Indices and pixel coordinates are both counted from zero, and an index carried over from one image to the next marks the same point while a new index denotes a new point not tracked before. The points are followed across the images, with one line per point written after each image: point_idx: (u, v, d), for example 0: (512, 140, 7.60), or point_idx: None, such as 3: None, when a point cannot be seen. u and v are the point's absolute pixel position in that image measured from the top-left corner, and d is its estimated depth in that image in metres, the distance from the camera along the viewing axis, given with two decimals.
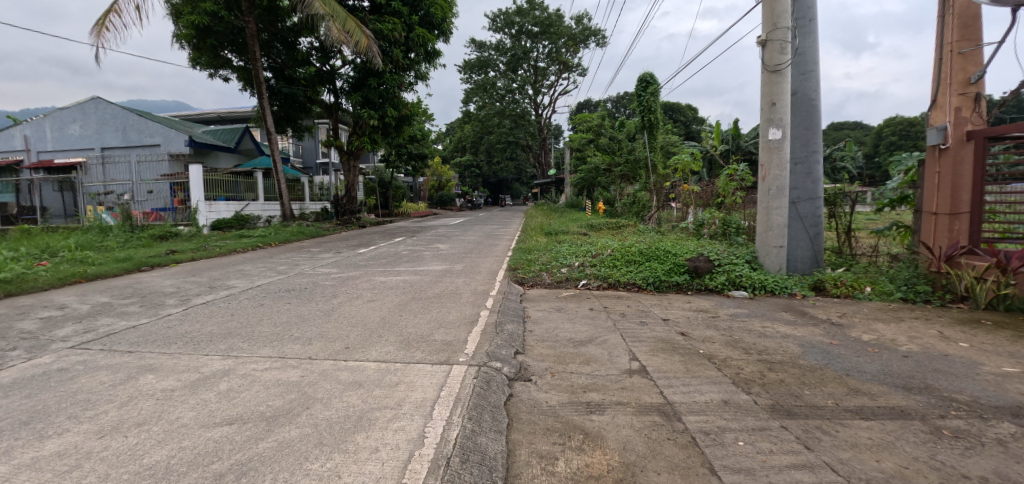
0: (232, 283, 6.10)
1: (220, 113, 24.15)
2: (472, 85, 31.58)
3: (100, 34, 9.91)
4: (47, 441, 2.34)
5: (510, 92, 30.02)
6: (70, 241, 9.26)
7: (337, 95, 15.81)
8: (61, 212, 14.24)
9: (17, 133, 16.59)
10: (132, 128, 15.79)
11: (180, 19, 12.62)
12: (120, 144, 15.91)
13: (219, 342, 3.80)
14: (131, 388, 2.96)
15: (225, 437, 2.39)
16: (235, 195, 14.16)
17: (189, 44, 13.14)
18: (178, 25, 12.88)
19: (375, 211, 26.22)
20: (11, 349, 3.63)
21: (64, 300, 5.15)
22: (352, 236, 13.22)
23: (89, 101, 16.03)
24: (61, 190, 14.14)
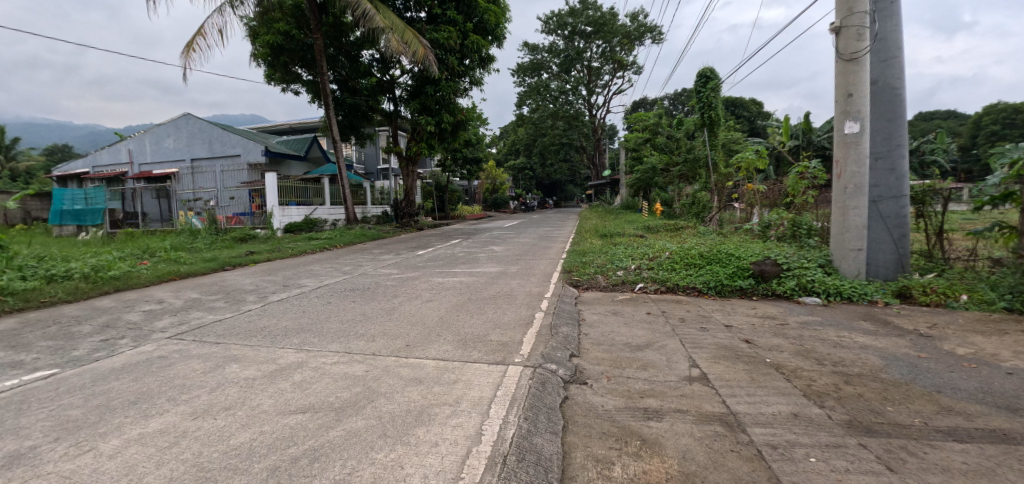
0: (303, 282, 6.55)
1: (291, 124, 25.98)
2: (526, 89, 31.90)
3: (190, 55, 10.83)
4: (151, 419, 2.67)
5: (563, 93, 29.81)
6: (166, 243, 10.36)
7: (396, 104, 16.53)
8: (158, 217, 15.93)
9: (123, 147, 18.79)
10: (216, 141, 17.39)
11: (257, 39, 13.75)
12: (206, 155, 17.57)
13: (292, 336, 4.10)
14: (219, 376, 3.26)
15: (301, 426, 2.59)
16: (304, 200, 15.20)
17: (265, 62, 14.28)
18: (256, 45, 14.06)
19: (432, 214, 27.09)
20: (120, 337, 4.13)
21: (162, 295, 5.78)
22: (411, 238, 13.72)
23: (180, 117, 17.86)
24: (158, 197, 15.80)
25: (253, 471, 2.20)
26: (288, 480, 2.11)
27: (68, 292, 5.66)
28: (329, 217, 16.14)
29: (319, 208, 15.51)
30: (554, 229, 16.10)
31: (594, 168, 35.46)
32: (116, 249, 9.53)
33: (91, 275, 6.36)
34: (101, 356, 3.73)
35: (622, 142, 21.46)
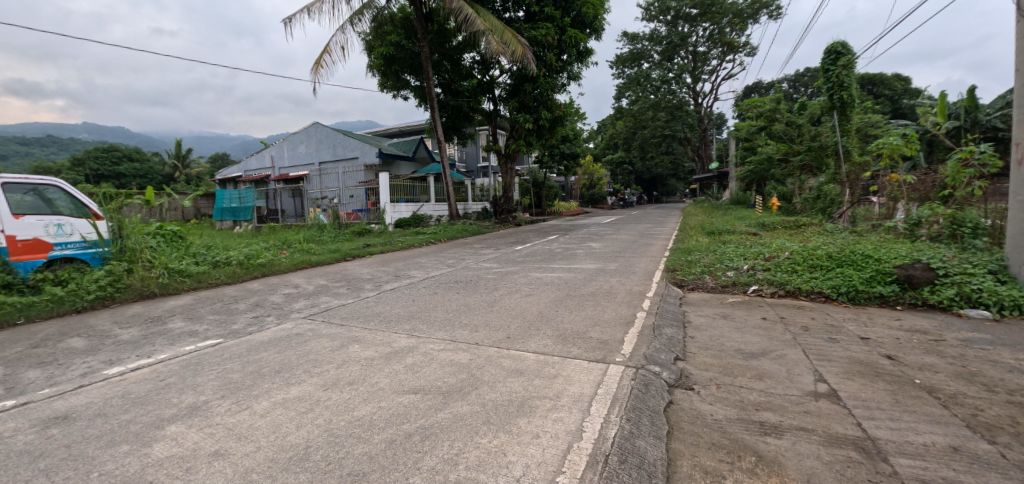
0: (412, 273, 7.11)
1: (400, 127, 28.19)
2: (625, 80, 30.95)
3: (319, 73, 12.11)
4: (292, 387, 3.11)
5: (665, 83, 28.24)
6: (300, 236, 11.94)
7: (495, 103, 17.13)
8: (293, 214, 18.49)
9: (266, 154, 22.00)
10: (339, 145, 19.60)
11: (373, 52, 15.10)
12: (330, 158, 19.86)
13: (404, 322, 4.48)
14: (344, 354, 3.69)
15: (414, 405, 2.82)
16: (412, 197, 16.43)
17: (379, 71, 15.63)
18: (372, 57, 15.46)
19: (529, 210, 27.68)
20: (268, 315, 4.88)
21: (299, 281, 6.69)
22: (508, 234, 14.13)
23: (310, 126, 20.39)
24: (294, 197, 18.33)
25: (373, 442, 2.46)
26: (403, 453, 2.32)
27: (229, 276, 6.79)
28: (434, 213, 17.27)
29: (425, 205, 16.67)
30: (653, 226, 15.39)
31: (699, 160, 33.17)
32: (263, 241, 11.23)
33: (245, 261, 7.56)
34: (255, 329, 4.45)
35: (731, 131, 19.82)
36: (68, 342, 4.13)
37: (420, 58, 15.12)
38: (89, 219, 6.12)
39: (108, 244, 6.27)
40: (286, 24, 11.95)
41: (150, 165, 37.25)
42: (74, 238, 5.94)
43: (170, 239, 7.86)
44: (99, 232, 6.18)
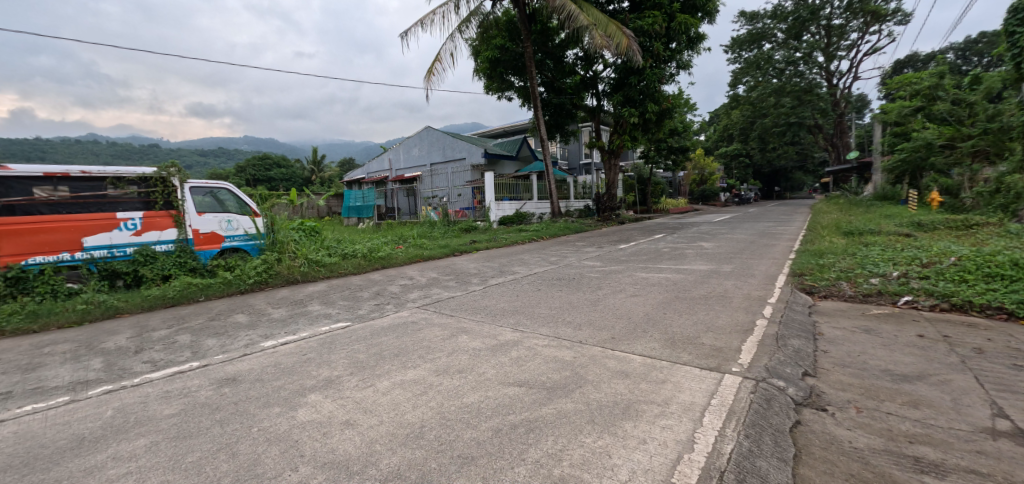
0: (516, 269, 7.35)
1: (504, 127, 29.13)
2: (742, 65, 28.31)
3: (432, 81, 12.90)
4: (409, 370, 3.43)
5: (791, 64, 25.21)
6: (415, 232, 13.02)
7: (598, 99, 16.78)
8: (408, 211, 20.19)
9: (386, 157, 24.32)
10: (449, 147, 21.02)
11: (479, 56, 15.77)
12: (440, 159, 21.30)
13: (509, 316, 4.67)
14: (454, 343, 3.95)
15: (519, 398, 2.92)
16: (515, 195, 16.85)
17: (485, 74, 16.27)
18: (478, 61, 16.16)
19: (633, 207, 26.77)
20: (388, 303, 5.43)
21: (414, 273, 7.31)
22: (611, 232, 13.83)
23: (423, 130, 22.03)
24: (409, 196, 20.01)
25: (480, 429, 2.61)
26: (509, 443, 2.42)
27: (356, 267, 7.65)
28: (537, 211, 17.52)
29: (528, 203, 17.01)
30: (775, 224, 13.89)
31: (833, 148, 29.11)
32: (383, 236, 12.46)
33: (368, 254, 8.40)
34: (377, 315, 4.98)
35: (878, 115, 17.01)
36: (236, 318, 5.03)
37: (524, 59, 15.45)
38: (249, 216, 7.29)
39: (264, 237, 7.40)
40: (403, 37, 13.04)
41: (293, 171, 43.73)
42: (239, 232, 7.18)
43: (310, 234, 9.02)
44: (257, 227, 7.35)
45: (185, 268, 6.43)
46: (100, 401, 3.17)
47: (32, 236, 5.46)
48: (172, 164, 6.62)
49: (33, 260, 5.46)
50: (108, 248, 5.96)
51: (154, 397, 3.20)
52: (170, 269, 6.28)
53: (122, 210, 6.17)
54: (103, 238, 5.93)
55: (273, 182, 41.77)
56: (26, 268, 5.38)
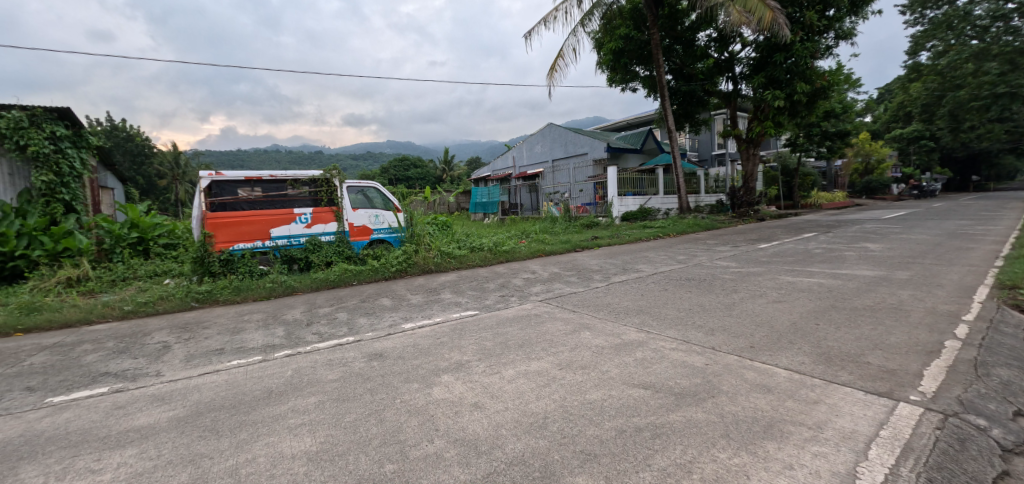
0: (640, 267, 7.09)
1: (627, 120, 28.27)
2: (925, 27, 23.22)
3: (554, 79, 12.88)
4: (532, 361, 3.53)
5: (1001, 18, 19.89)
6: (538, 227, 13.39)
7: (735, 82, 15.22)
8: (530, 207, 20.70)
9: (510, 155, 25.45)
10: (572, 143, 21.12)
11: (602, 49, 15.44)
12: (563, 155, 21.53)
13: (633, 316, 4.53)
14: (576, 339, 3.96)
15: (642, 401, 2.81)
16: (640, 190, 16.11)
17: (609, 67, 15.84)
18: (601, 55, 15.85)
19: (775, 202, 23.74)
20: (512, 295, 5.66)
21: (535, 268, 7.51)
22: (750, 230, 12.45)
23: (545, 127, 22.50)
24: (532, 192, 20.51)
25: (602, 427, 2.57)
26: (633, 446, 2.34)
27: (482, 260, 8.13)
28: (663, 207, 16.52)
29: (653, 198, 16.15)
30: (974, 223, 11.12)
31: None
32: (507, 231, 13.01)
33: (494, 248, 8.84)
34: (501, 306, 5.23)
35: None
36: (381, 301, 5.73)
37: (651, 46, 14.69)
38: (392, 211, 8.23)
39: (405, 230, 8.24)
40: (527, 37, 13.45)
41: (427, 170, 48.18)
42: (384, 226, 8.15)
43: (443, 228, 9.82)
44: (399, 221, 8.24)
45: (343, 256, 7.50)
46: (284, 362, 3.89)
47: (237, 228, 6.88)
48: (334, 167, 7.75)
49: (237, 246, 6.86)
50: (287, 238, 7.24)
51: (320, 363, 3.81)
52: (332, 256, 7.39)
53: (297, 206, 7.42)
54: (284, 229, 7.21)
55: (411, 181, 46.69)
56: (232, 253, 6.80)
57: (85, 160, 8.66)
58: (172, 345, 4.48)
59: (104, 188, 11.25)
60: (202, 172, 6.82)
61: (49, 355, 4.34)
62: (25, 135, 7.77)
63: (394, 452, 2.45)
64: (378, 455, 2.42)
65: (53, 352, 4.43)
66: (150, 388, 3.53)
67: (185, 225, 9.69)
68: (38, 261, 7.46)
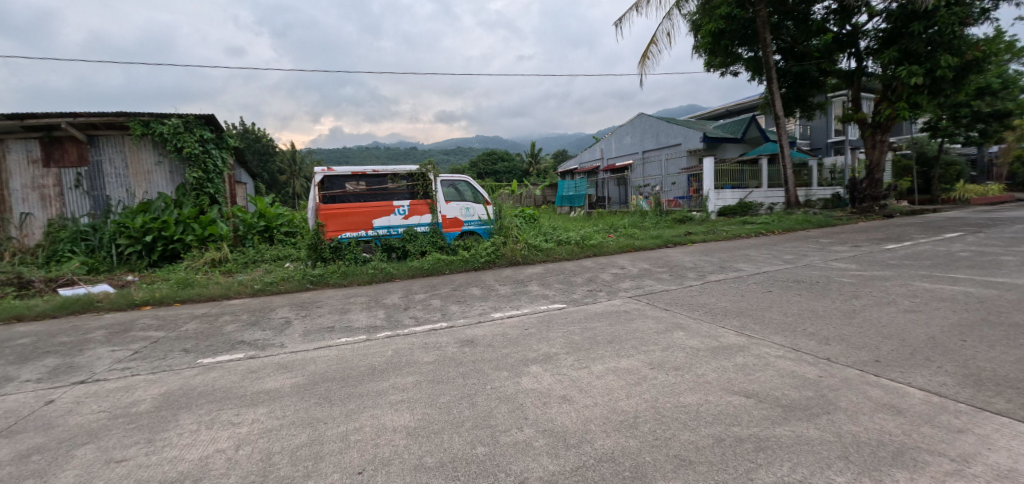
0: (740, 266, 6.55)
1: (727, 108, 26.27)
2: None
3: (645, 67, 12.36)
4: (620, 358, 3.44)
5: None
6: (626, 221, 13.03)
7: (859, 59, 13.42)
8: (619, 201, 19.96)
9: (598, 147, 25.05)
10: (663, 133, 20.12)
11: (699, 32, 14.44)
12: (654, 146, 20.66)
13: (732, 318, 4.21)
14: (669, 339, 3.79)
15: (744, 408, 2.60)
16: (740, 183, 14.82)
17: (706, 51, 14.75)
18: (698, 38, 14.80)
19: (907, 197, 20.53)
20: (600, 290, 5.57)
21: (623, 263, 7.30)
22: (877, 228, 10.88)
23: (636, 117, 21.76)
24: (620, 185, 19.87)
25: (698, 433, 2.42)
26: (734, 456, 2.17)
27: (569, 254, 8.09)
28: (766, 201, 15.04)
29: (754, 192, 14.76)
30: None
31: None
32: (594, 225, 12.82)
33: (581, 241, 8.75)
34: (589, 300, 5.17)
35: None
36: (471, 290, 5.97)
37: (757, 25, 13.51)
38: (483, 204, 8.53)
39: (494, 222, 8.48)
40: (617, 24, 13.03)
41: (514, 164, 48.95)
42: (475, 218, 8.48)
43: (530, 221, 9.94)
44: (489, 213, 8.52)
45: (436, 246, 7.93)
46: (385, 342, 4.22)
47: (346, 219, 7.57)
48: (429, 162, 8.20)
49: (345, 235, 7.56)
50: (388, 228, 7.82)
51: (417, 345, 4.07)
52: (426, 246, 7.84)
53: (396, 198, 7.99)
54: (385, 220, 7.80)
55: (498, 175, 47.81)
56: (341, 241, 7.50)
57: (225, 158, 10.10)
58: (293, 320, 5.09)
59: (239, 183, 13.01)
60: (317, 167, 7.58)
61: (199, 323, 5.17)
62: (182, 138, 9.31)
63: (485, 435, 2.53)
64: (470, 437, 2.52)
65: (202, 321, 5.27)
66: (276, 356, 4.05)
67: (302, 215, 10.86)
68: (191, 244, 8.89)
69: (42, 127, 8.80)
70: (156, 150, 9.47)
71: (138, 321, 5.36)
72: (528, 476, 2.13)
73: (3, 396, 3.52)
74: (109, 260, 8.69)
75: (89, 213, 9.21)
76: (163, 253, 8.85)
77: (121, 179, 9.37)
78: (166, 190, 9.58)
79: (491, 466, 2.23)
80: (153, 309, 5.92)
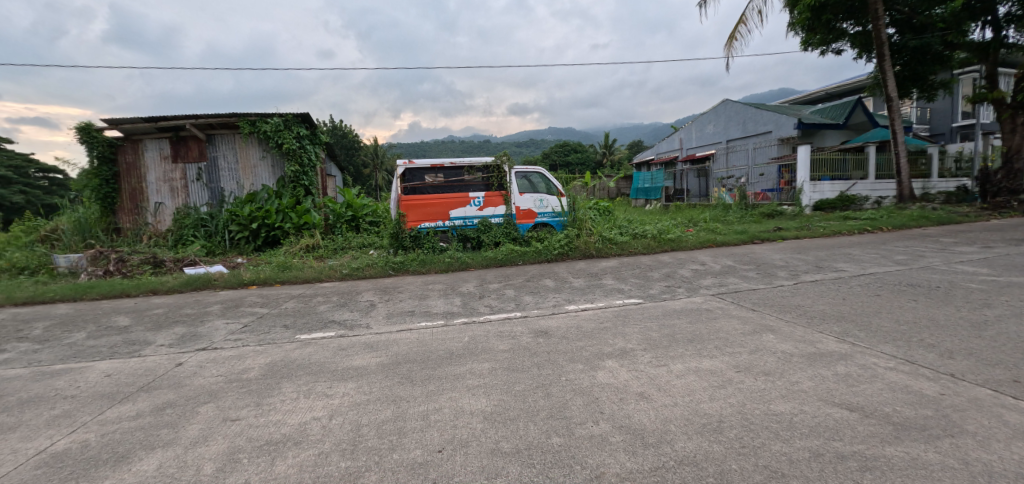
0: (840, 266, 5.92)
1: (828, 90, 23.76)
2: None
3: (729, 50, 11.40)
4: (703, 359, 3.27)
5: None
6: (707, 215, 12.32)
7: (999, 28, 11.47)
8: (698, 193, 18.73)
9: (677, 136, 23.88)
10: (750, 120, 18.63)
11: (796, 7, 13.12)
12: (740, 134, 19.24)
13: (831, 323, 3.83)
14: (757, 341, 3.53)
15: (847, 422, 2.34)
16: (842, 173, 13.33)
17: (804, 28, 13.39)
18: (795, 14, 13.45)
19: None
20: (679, 286, 5.33)
21: (704, 259, 6.91)
22: (1016, 227, 9.26)
23: (720, 104, 20.40)
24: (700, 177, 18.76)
25: (793, 445, 2.21)
26: (834, 474, 1.95)
27: (645, 248, 7.83)
28: (873, 194, 13.42)
29: (858, 184, 13.22)
30: None
31: None
32: (671, 218, 12.27)
33: (658, 235, 8.42)
34: (667, 296, 4.98)
35: None
36: (545, 281, 6.00)
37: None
38: (556, 196, 8.55)
39: (567, 214, 8.45)
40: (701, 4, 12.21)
41: (586, 155, 48.05)
42: (548, 210, 8.52)
43: (605, 214, 9.75)
44: (562, 205, 8.52)
45: (509, 237, 8.05)
46: (462, 328, 4.38)
47: (424, 209, 7.93)
48: (504, 154, 8.31)
49: (424, 225, 7.93)
50: (463, 219, 8.08)
51: (492, 333, 4.17)
52: (500, 237, 7.99)
53: (472, 190, 8.21)
54: (461, 211, 8.07)
55: (570, 166, 47.25)
56: (419, 231, 7.88)
57: (317, 152, 11.00)
58: (377, 303, 5.46)
59: (330, 175, 14.12)
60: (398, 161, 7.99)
61: (296, 303, 5.71)
62: (282, 136, 10.23)
63: (560, 426, 2.52)
64: (546, 427, 2.53)
65: (299, 300, 5.82)
66: (363, 336, 4.36)
67: (385, 206, 11.53)
68: (289, 231, 9.87)
69: (172, 128, 10.15)
70: (260, 146, 10.54)
71: (247, 299, 6.05)
72: (605, 471, 2.07)
73: (146, 356, 4.16)
74: (223, 244, 9.95)
75: (208, 203, 10.52)
76: (266, 239, 9.95)
77: (233, 172, 10.57)
78: (268, 182, 10.66)
79: (566, 457, 2.20)
80: (259, 288, 6.66)
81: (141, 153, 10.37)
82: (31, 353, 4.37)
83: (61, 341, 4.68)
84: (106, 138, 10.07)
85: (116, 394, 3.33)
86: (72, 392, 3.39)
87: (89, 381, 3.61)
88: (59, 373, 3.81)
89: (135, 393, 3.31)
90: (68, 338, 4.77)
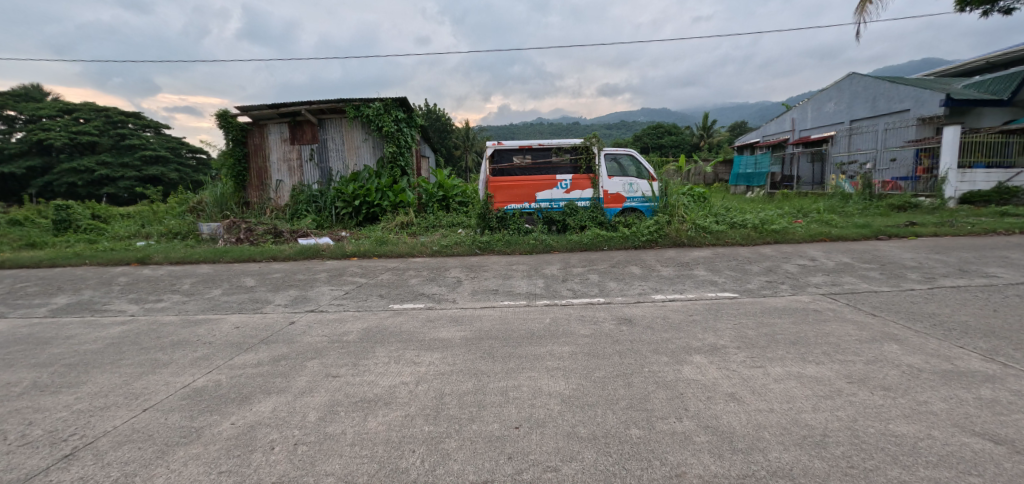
0: (993, 271, 4.95)
1: (988, 58, 19.59)
2: None
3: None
4: (807, 364, 2.96)
5: None
6: (820, 205, 11.01)
7: None
8: (810, 180, 16.83)
9: (789, 117, 21.49)
10: (881, 97, 16.08)
11: None
12: (868, 113, 16.74)
13: (977, 338, 3.22)
14: (878, 350, 3.11)
15: (989, 454, 1.96)
16: (1001, 160, 11.12)
17: None
18: None
19: None
20: (782, 283, 4.85)
21: (815, 254, 6.19)
22: None
23: (845, 78, 17.85)
24: (813, 162, 16.75)
25: (915, 473, 1.87)
26: None
27: (743, 238, 7.22)
28: None
29: None
30: None
31: None
32: (777, 207, 11.15)
33: (759, 225, 7.70)
34: (767, 292, 4.57)
35: None
36: (631, 268, 5.81)
37: None
38: (647, 180, 8.21)
39: (658, 199, 8.08)
40: None
41: (682, 137, 44.95)
42: (638, 195, 8.22)
43: (700, 200, 9.12)
44: (653, 190, 8.16)
45: (595, 221, 7.90)
46: (544, 309, 4.43)
47: (512, 191, 8.08)
48: (593, 135, 8.13)
49: (510, 207, 8.08)
50: (549, 201, 8.12)
51: (574, 317, 4.18)
52: (586, 221, 7.85)
53: (559, 172, 8.18)
54: (548, 193, 8.11)
55: (663, 150, 44.69)
56: (506, 212, 8.05)
57: (413, 135, 11.69)
58: (463, 280, 5.71)
59: (423, 156, 14.87)
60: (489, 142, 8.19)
61: (391, 275, 6.19)
62: (382, 119, 11.00)
63: (641, 418, 2.44)
64: (624, 417, 2.47)
65: (393, 273, 6.30)
66: (450, 310, 4.62)
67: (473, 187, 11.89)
68: (387, 209, 10.78)
69: (290, 113, 11.38)
70: (363, 130, 11.43)
71: (348, 269, 6.68)
72: (685, 471, 1.95)
73: (266, 313, 4.83)
74: (331, 219, 11.14)
75: (318, 181, 11.70)
76: (366, 215, 10.97)
77: (340, 153, 11.60)
78: (369, 163, 11.56)
79: (644, 450, 2.13)
80: (359, 259, 7.31)
81: (266, 137, 11.78)
82: (182, 303, 5.30)
83: (203, 295, 5.59)
84: (239, 123, 11.61)
85: (242, 343, 3.90)
86: (210, 338, 4.03)
87: (223, 330, 4.27)
88: (201, 322, 4.55)
89: (257, 345, 3.84)
90: (208, 293, 5.69)
